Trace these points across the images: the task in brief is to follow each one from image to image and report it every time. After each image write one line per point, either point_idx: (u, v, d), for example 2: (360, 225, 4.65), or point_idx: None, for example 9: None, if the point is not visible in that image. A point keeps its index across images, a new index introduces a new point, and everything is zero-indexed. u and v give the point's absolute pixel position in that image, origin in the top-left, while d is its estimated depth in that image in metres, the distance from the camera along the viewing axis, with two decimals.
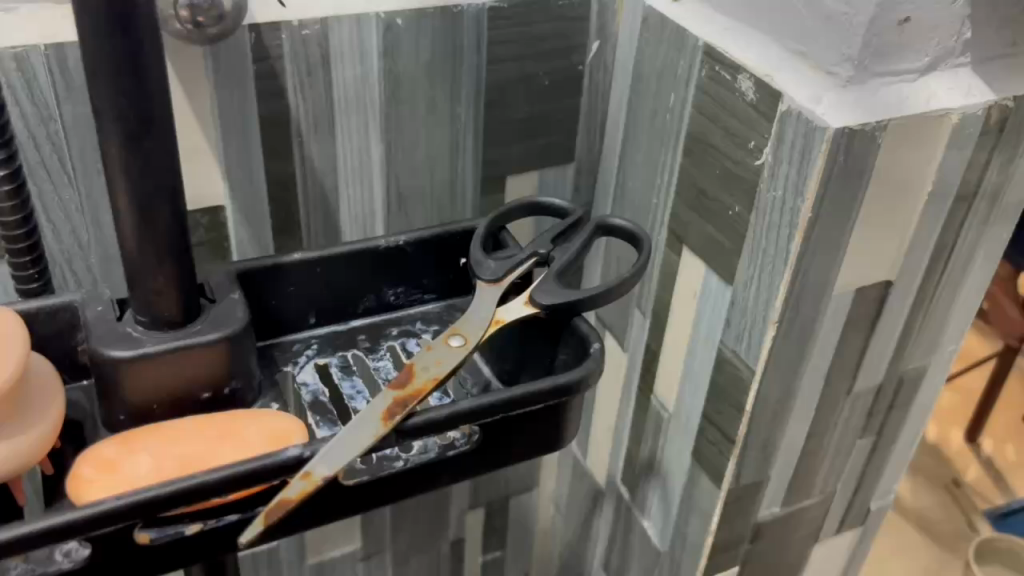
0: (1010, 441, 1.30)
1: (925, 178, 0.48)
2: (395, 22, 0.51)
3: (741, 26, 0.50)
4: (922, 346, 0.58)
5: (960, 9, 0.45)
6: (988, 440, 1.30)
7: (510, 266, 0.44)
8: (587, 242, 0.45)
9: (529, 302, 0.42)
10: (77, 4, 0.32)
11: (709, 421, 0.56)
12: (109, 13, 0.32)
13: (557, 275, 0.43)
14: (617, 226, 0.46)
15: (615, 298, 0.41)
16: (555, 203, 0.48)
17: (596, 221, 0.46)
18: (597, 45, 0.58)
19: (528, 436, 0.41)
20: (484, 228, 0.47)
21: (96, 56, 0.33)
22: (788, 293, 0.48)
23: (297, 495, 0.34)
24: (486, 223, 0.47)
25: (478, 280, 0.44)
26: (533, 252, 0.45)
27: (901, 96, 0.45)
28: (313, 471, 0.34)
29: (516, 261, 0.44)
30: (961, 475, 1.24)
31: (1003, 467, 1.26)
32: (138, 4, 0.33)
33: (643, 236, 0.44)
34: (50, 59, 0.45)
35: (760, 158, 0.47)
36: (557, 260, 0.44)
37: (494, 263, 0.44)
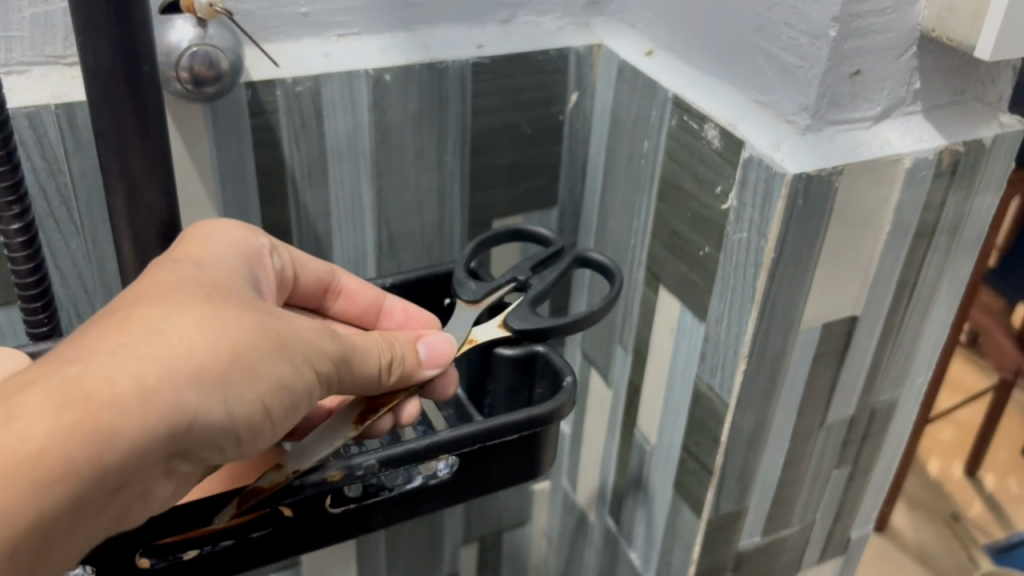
0: (1013, 475, 1.29)
1: (884, 217, 0.50)
2: (383, 77, 0.54)
3: (708, 78, 0.53)
4: (891, 379, 0.60)
5: (909, 61, 0.48)
6: (990, 474, 1.28)
7: (489, 289, 0.47)
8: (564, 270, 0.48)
9: (502, 326, 0.45)
10: (88, 71, 0.37)
11: (689, 452, 0.59)
12: (117, 80, 0.37)
13: (535, 298, 0.46)
14: (593, 259, 0.48)
15: (585, 328, 0.44)
16: (539, 231, 0.51)
17: (575, 253, 0.49)
18: (577, 96, 0.61)
19: (504, 465, 0.43)
20: (468, 250, 0.51)
21: (105, 117, 0.37)
22: (757, 328, 0.50)
23: (268, 485, 0.37)
24: (471, 245, 0.51)
25: (458, 300, 0.47)
26: (513, 277, 0.48)
27: (857, 142, 0.48)
28: (283, 465, 0.38)
29: (496, 285, 0.47)
30: (963, 509, 1.22)
31: (1004, 500, 1.24)
32: (144, 71, 0.37)
33: (615, 272, 0.47)
34: (60, 117, 0.48)
35: (726, 202, 0.50)
36: (537, 285, 0.47)
37: (474, 285, 0.48)
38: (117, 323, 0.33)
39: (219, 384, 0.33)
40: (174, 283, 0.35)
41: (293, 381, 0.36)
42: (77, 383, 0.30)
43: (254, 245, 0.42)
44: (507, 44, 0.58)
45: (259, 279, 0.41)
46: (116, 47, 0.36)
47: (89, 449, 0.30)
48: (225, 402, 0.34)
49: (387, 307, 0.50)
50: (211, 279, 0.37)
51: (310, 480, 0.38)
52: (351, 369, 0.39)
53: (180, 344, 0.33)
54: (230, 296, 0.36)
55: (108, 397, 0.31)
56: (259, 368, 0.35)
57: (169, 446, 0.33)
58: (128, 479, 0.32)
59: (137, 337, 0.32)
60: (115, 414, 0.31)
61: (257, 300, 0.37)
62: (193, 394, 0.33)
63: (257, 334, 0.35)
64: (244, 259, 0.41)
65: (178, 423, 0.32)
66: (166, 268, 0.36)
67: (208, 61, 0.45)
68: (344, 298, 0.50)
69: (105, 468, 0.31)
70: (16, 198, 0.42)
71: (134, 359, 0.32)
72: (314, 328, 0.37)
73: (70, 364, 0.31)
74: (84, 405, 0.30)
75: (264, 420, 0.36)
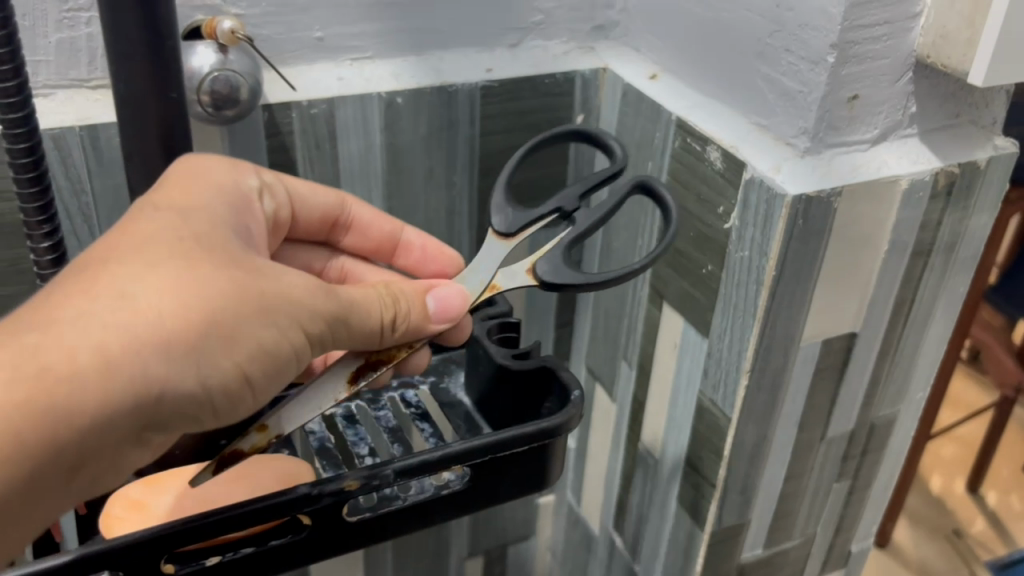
0: (1016, 492, 1.29)
1: (881, 236, 0.52)
2: (395, 100, 0.56)
3: (711, 101, 0.55)
4: (891, 394, 0.61)
5: (905, 86, 0.49)
6: (992, 492, 1.29)
7: (526, 223, 0.47)
8: (612, 199, 0.47)
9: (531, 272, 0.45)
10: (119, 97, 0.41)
11: (691, 465, 0.60)
12: (144, 109, 0.40)
13: (571, 242, 0.46)
14: (651, 188, 0.47)
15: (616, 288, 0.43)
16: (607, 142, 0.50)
17: (636, 177, 0.47)
18: (582, 118, 0.63)
19: (514, 477, 0.44)
20: (520, 158, 0.51)
21: (133, 141, 0.42)
22: (758, 345, 0.52)
23: (251, 447, 0.39)
24: (522, 153, 0.51)
25: (491, 230, 0.47)
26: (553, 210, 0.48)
27: (855, 164, 0.50)
28: (268, 427, 0.39)
29: (534, 218, 0.47)
30: (965, 525, 1.22)
31: (1006, 517, 1.24)
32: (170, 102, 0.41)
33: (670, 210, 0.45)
34: (84, 138, 0.50)
35: (728, 222, 0.52)
36: (574, 226, 0.46)
37: (513, 215, 0.48)
38: (87, 287, 0.34)
39: (191, 353, 0.35)
40: (154, 241, 0.37)
41: (276, 344, 0.37)
42: (38, 351, 0.32)
43: (242, 196, 0.43)
44: (515, 67, 0.59)
45: (248, 227, 0.42)
46: (149, 70, 0.39)
47: (46, 424, 0.32)
48: (197, 368, 0.35)
49: (403, 242, 0.53)
50: (196, 234, 0.38)
51: (328, 490, 0.39)
52: (346, 329, 0.40)
53: (148, 312, 0.34)
54: (215, 255, 0.37)
55: (64, 371, 0.32)
56: (235, 333, 0.36)
57: (136, 416, 0.34)
58: (99, 441, 0.34)
59: (104, 305, 0.34)
60: (72, 387, 0.32)
61: (242, 257, 0.38)
62: (160, 366, 0.34)
63: (233, 297, 0.36)
64: (231, 206, 0.42)
65: (143, 394, 0.34)
66: (147, 223, 0.38)
67: (230, 85, 0.46)
68: (360, 231, 0.52)
69: (63, 438, 0.33)
70: (45, 215, 0.44)
71: (98, 329, 0.33)
72: (304, 288, 0.38)
73: (34, 333, 0.32)
74: (40, 378, 0.32)
75: (244, 386, 0.37)
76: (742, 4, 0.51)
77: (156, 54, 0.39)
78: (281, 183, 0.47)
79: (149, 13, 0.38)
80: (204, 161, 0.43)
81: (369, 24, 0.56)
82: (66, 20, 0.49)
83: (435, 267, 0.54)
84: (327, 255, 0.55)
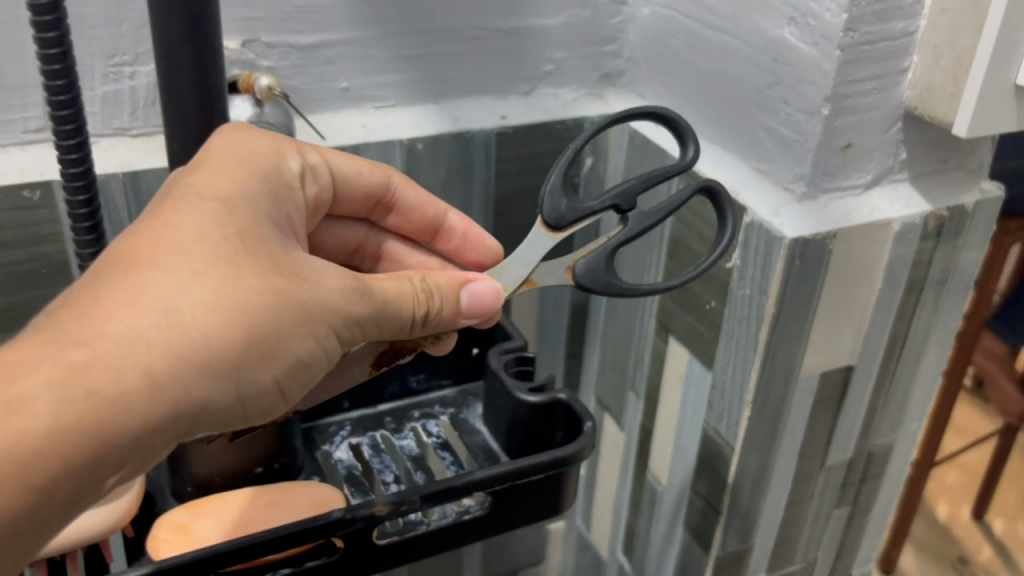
0: (1021, 519, 1.30)
1: (875, 274, 0.55)
2: (416, 145, 0.59)
3: (713, 148, 0.58)
4: (887, 424, 0.64)
5: (895, 135, 0.53)
6: (998, 519, 1.30)
7: (577, 217, 0.47)
8: (674, 203, 0.47)
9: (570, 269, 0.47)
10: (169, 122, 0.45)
11: (697, 492, 0.63)
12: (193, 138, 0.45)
13: (616, 247, 0.47)
14: (716, 196, 0.47)
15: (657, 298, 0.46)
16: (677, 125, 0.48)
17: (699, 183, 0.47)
18: (592, 160, 0.66)
19: (532, 502, 0.47)
20: (597, 127, 0.47)
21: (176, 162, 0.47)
22: (759, 377, 0.55)
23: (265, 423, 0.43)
24: (601, 125, 0.47)
25: (540, 221, 0.46)
26: (608, 206, 0.47)
27: (849, 208, 0.53)
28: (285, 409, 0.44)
29: (587, 213, 0.47)
30: (970, 552, 1.24)
31: (1011, 544, 1.25)
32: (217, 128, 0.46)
33: (729, 224, 0.47)
34: (127, 184, 0.53)
35: (729, 261, 0.55)
36: (625, 231, 0.47)
37: (569, 205, 0.47)
38: (131, 295, 0.33)
39: (234, 369, 0.35)
40: (197, 242, 0.36)
41: (311, 354, 0.37)
42: (86, 370, 0.31)
43: (281, 181, 0.43)
44: (528, 114, 0.63)
45: (285, 213, 0.42)
46: (197, 102, 0.44)
47: (91, 445, 0.31)
48: (237, 385, 0.35)
49: (448, 225, 0.54)
50: (237, 232, 0.37)
51: (359, 514, 0.42)
52: (379, 329, 0.40)
53: (193, 327, 0.33)
54: (259, 257, 0.37)
55: (113, 393, 0.32)
56: (275, 347, 0.36)
57: (173, 430, 0.34)
58: (138, 456, 0.33)
59: (151, 318, 0.33)
60: (118, 409, 0.32)
61: (283, 257, 0.37)
62: (203, 383, 0.34)
63: (277, 311, 0.36)
64: (267, 194, 0.41)
65: (182, 412, 0.34)
66: (189, 218, 0.37)
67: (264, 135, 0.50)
68: (403, 212, 0.52)
69: (103, 459, 0.32)
70: (95, 238, 0.49)
71: (144, 346, 0.32)
72: (344, 295, 0.38)
73: (80, 346, 0.32)
74: (86, 401, 0.31)
75: (277, 395, 0.37)
76: (742, 57, 0.55)
77: (204, 87, 0.44)
78: (325, 163, 0.47)
79: (202, 52, 0.43)
80: (240, 145, 0.42)
81: (391, 75, 0.59)
82: (111, 74, 0.53)
83: (473, 256, 0.54)
84: (365, 231, 0.54)
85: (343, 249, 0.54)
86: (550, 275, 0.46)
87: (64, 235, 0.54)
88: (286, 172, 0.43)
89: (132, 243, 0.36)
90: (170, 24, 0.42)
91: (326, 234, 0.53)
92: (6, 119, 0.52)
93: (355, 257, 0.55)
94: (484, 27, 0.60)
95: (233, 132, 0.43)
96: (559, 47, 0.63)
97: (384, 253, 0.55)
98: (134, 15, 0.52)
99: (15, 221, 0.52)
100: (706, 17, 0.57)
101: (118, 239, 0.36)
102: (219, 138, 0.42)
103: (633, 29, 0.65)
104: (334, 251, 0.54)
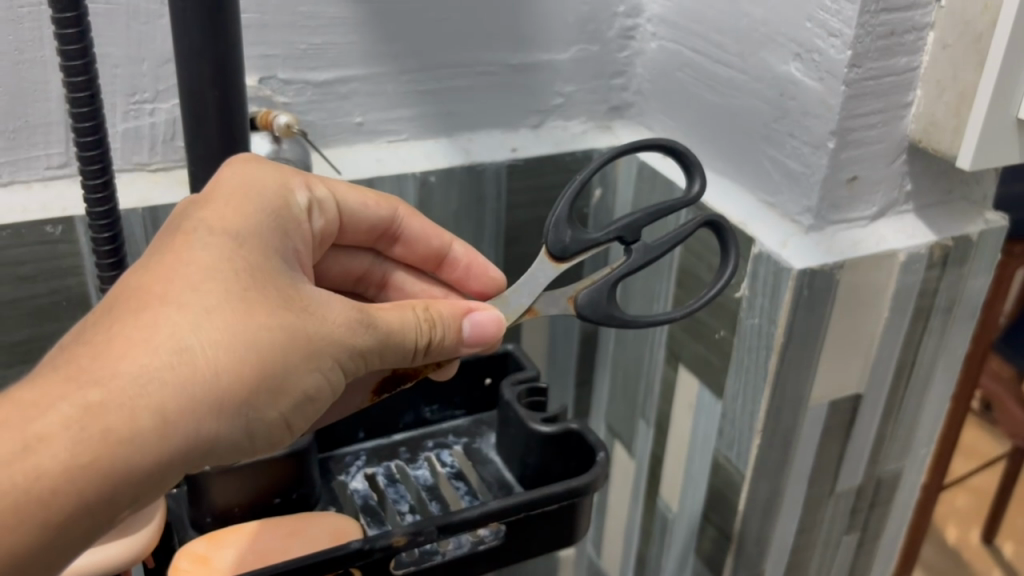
0: None
1: (882, 303, 0.56)
2: (429, 178, 0.60)
3: (720, 179, 0.60)
4: (896, 450, 0.65)
5: (899, 167, 0.54)
6: (1009, 543, 1.29)
7: (583, 248, 0.47)
8: (677, 236, 0.47)
9: (573, 299, 0.47)
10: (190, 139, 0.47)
11: (708, 519, 0.63)
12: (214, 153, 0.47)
13: (618, 278, 0.47)
14: (720, 228, 0.48)
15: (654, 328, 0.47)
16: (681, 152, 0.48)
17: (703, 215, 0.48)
18: (601, 191, 0.68)
19: (547, 532, 0.48)
20: (604, 159, 0.47)
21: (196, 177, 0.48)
22: (769, 405, 0.55)
23: None
24: (609, 157, 0.46)
25: (547, 252, 0.46)
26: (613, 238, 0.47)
27: (856, 239, 0.54)
28: None
29: (593, 244, 0.47)
30: None
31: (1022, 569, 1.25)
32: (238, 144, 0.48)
33: (730, 253, 0.48)
34: (146, 218, 0.54)
35: (738, 291, 0.56)
36: (628, 263, 0.47)
37: (573, 236, 0.47)
38: (144, 334, 0.33)
39: (245, 405, 0.35)
40: (208, 278, 0.36)
41: (317, 388, 0.37)
42: (102, 410, 0.31)
43: (289, 212, 0.43)
44: (538, 146, 0.64)
45: (293, 244, 0.42)
46: (219, 129, 0.47)
47: (107, 484, 0.32)
48: (247, 420, 0.35)
49: (453, 257, 0.54)
50: (246, 266, 0.37)
51: (378, 544, 0.43)
52: (382, 359, 0.40)
53: (205, 365, 0.34)
54: (267, 292, 0.37)
55: (129, 432, 0.32)
56: (283, 382, 0.36)
57: (185, 466, 0.34)
58: (150, 492, 0.33)
59: (164, 357, 0.33)
60: (133, 449, 0.32)
61: (291, 291, 0.38)
62: (215, 419, 0.34)
63: (285, 347, 0.36)
64: (275, 225, 0.41)
65: (194, 449, 0.34)
66: (198, 252, 0.37)
67: None
68: (409, 243, 0.53)
69: (116, 497, 0.32)
70: (114, 263, 0.49)
71: (158, 385, 0.32)
72: (348, 328, 0.38)
73: (95, 386, 0.32)
74: (102, 441, 0.31)
75: (284, 428, 0.37)
76: (749, 91, 0.56)
77: (226, 114, 0.46)
78: (331, 196, 0.47)
79: (223, 83, 0.45)
80: (245, 176, 0.42)
81: (404, 109, 0.60)
82: (132, 111, 0.54)
83: (477, 286, 0.54)
84: (370, 260, 0.54)
85: (348, 277, 0.54)
86: (558, 303, 0.47)
87: (84, 268, 0.55)
88: (293, 203, 0.44)
89: (143, 278, 0.36)
90: (198, 42, 0.44)
91: (332, 264, 0.53)
92: (29, 156, 0.53)
93: (360, 285, 0.55)
94: (495, 62, 0.62)
95: (240, 164, 0.43)
96: (568, 81, 0.65)
97: (389, 281, 0.55)
98: (155, 54, 0.53)
99: (36, 255, 0.53)
100: (712, 52, 0.58)
101: (128, 274, 0.36)
102: (227, 170, 0.43)
103: (641, 63, 0.66)
104: (340, 280, 0.54)
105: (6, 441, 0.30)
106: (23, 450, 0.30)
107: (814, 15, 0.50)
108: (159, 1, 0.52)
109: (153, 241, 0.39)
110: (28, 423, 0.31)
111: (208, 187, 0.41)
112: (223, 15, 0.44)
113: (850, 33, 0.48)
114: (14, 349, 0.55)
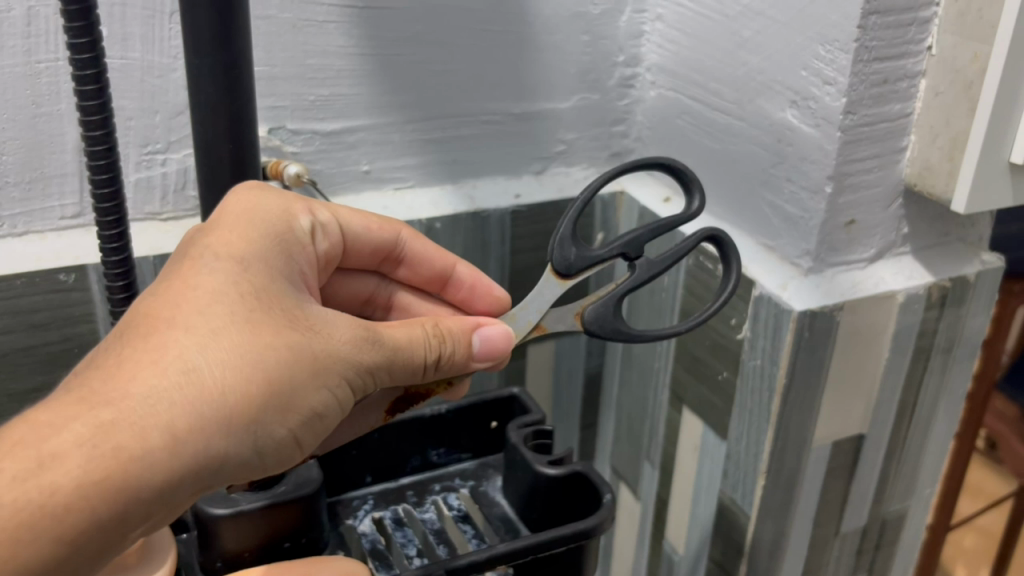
0: None
1: (882, 344, 0.56)
2: (434, 225, 0.62)
3: (723, 223, 0.61)
4: (900, 490, 0.65)
5: (896, 211, 0.55)
6: None
7: (587, 263, 0.47)
8: (681, 250, 0.48)
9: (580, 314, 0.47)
10: (204, 187, 0.48)
11: (714, 561, 0.63)
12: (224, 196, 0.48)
13: (624, 294, 0.47)
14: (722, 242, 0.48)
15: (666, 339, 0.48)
16: (682, 171, 0.48)
17: (705, 229, 0.48)
18: (602, 235, 0.69)
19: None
20: (604, 178, 0.47)
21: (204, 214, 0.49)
22: (773, 447, 0.56)
23: None
24: (607, 177, 0.47)
25: (549, 267, 0.47)
26: (612, 253, 0.48)
27: (855, 281, 0.55)
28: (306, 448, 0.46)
29: (595, 259, 0.47)
30: None
31: None
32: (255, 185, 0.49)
33: (732, 268, 0.48)
34: (157, 266, 0.56)
35: (741, 333, 0.57)
36: (634, 277, 0.47)
37: (578, 253, 0.47)
38: (153, 356, 0.34)
39: (253, 423, 0.35)
40: (215, 300, 0.37)
41: (325, 405, 0.38)
42: (112, 428, 0.32)
43: (293, 237, 0.44)
44: (541, 193, 0.65)
45: (298, 267, 0.43)
46: (232, 175, 0.48)
47: (118, 501, 0.32)
48: (255, 436, 0.36)
49: (458, 277, 0.54)
50: (253, 288, 0.38)
51: None
52: (391, 375, 0.41)
53: (212, 385, 0.34)
54: (273, 314, 0.37)
55: (138, 449, 0.32)
56: (292, 399, 0.37)
57: (195, 485, 0.35)
58: (159, 510, 0.34)
59: (172, 378, 0.34)
60: (142, 466, 0.32)
61: (297, 311, 0.38)
62: (223, 437, 0.34)
63: (292, 366, 0.36)
64: (280, 249, 0.42)
65: (203, 467, 0.34)
66: (205, 277, 0.38)
67: None
68: (414, 265, 0.53)
69: (126, 516, 0.33)
70: (126, 294, 0.50)
71: (166, 405, 0.33)
72: (354, 345, 0.39)
73: (107, 406, 0.32)
74: (113, 458, 0.32)
75: (292, 446, 0.38)
76: (747, 138, 0.57)
77: (238, 162, 0.47)
78: (335, 221, 0.48)
79: (236, 134, 0.47)
80: (252, 202, 0.43)
81: (410, 158, 0.62)
82: (144, 162, 0.55)
83: (483, 306, 0.54)
84: (375, 283, 0.55)
85: (356, 300, 0.55)
86: (563, 326, 0.48)
87: (96, 315, 0.55)
88: (297, 227, 0.44)
89: (152, 303, 0.37)
90: (207, 92, 0.45)
91: (337, 287, 0.54)
92: (44, 207, 0.54)
93: (367, 308, 0.56)
94: (499, 111, 0.63)
95: (245, 191, 0.44)
96: (570, 128, 0.66)
97: (394, 303, 0.56)
98: (167, 106, 0.54)
99: (50, 303, 0.54)
100: (711, 99, 0.60)
101: (139, 299, 0.37)
102: (232, 196, 0.43)
103: (641, 110, 0.67)
104: (346, 302, 0.55)
105: (20, 460, 0.31)
106: (38, 467, 0.31)
107: (809, 63, 0.51)
108: (172, 56, 0.53)
109: (163, 267, 0.40)
110: (44, 442, 0.31)
111: (215, 214, 0.42)
112: (239, 69, 0.45)
113: (844, 81, 0.49)
114: (26, 397, 0.56)
